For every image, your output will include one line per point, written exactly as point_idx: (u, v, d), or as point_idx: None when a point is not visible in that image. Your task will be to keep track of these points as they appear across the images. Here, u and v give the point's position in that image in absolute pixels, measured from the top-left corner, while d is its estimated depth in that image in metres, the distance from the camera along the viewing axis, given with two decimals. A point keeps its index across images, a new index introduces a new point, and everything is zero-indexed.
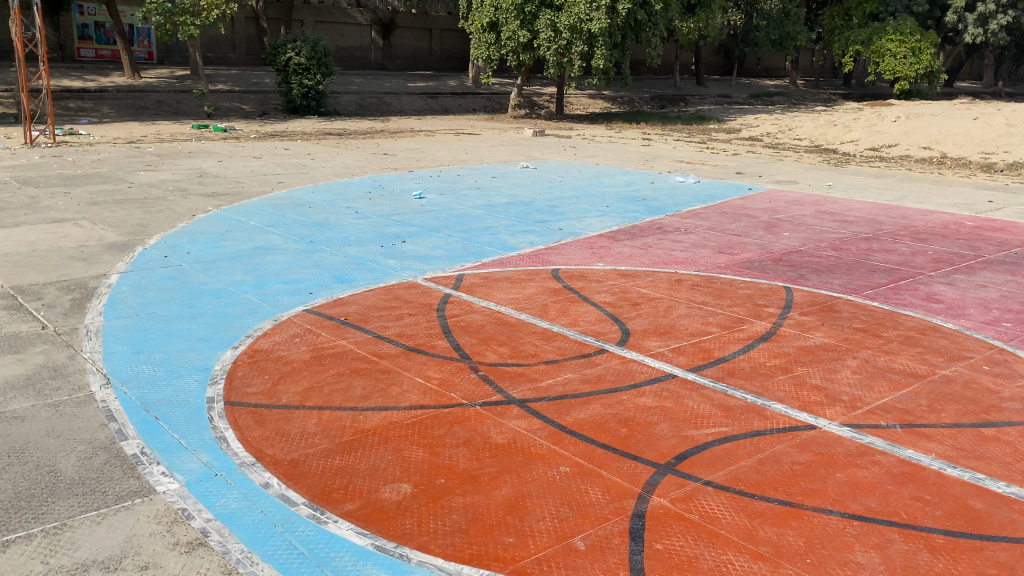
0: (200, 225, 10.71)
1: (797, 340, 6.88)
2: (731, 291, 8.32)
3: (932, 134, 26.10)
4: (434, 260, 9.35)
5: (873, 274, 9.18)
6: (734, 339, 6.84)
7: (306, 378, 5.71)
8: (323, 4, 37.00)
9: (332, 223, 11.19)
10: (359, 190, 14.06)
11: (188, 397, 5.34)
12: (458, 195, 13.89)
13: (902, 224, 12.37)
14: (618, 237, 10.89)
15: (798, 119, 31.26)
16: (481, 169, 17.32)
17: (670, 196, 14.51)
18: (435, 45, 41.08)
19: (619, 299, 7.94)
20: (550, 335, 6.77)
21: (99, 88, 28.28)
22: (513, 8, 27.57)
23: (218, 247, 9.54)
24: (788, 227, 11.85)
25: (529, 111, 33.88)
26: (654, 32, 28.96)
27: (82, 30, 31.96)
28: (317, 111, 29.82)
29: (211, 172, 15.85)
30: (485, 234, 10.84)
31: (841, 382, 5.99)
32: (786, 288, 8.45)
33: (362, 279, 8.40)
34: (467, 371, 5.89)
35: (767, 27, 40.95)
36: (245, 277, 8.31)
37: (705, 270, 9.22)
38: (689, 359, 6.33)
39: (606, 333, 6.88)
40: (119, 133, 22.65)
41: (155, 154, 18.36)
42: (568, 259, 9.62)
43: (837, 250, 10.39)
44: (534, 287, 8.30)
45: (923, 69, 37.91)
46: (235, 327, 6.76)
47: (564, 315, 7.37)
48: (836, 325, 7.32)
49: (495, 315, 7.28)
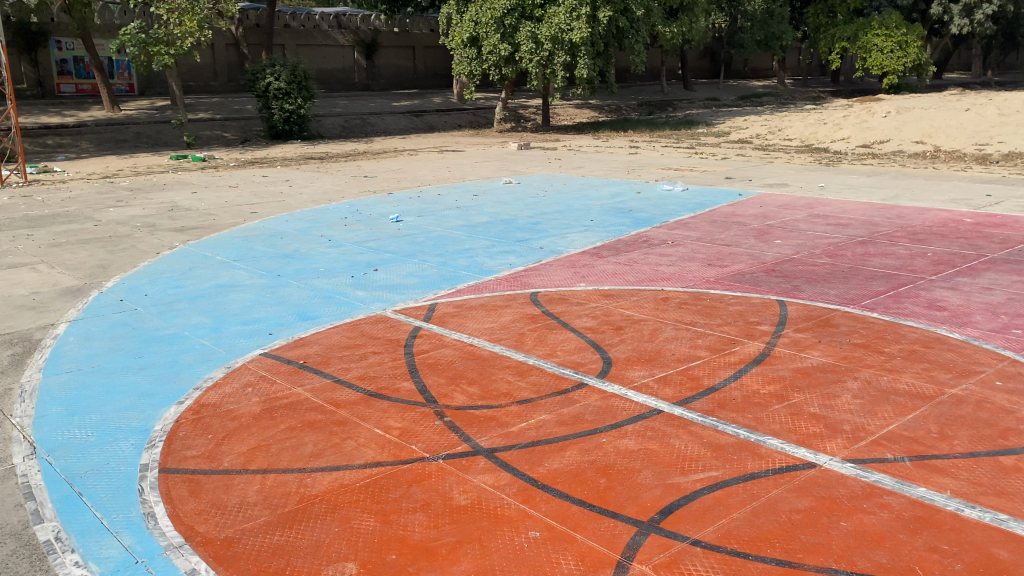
0: (162, 263, 10.21)
1: (793, 362, 6.37)
2: (721, 309, 7.81)
3: (924, 128, 25.70)
4: (406, 288, 8.85)
5: (871, 282, 8.67)
6: (724, 364, 6.33)
7: (254, 436, 5.20)
8: (304, 27, 36.69)
9: (303, 253, 10.69)
10: (335, 216, 13.58)
11: (119, 465, 4.82)
12: (437, 216, 13.40)
13: (898, 224, 11.87)
14: (602, 253, 10.38)
15: (787, 119, 30.87)
16: (463, 187, 16.86)
17: (656, 206, 14.03)
18: (419, 64, 40.80)
19: (601, 323, 7.43)
20: (525, 368, 6.25)
21: (77, 122, 27.85)
22: (493, 21, 27.16)
23: (179, 287, 9.05)
24: (779, 234, 11.36)
25: (515, 124, 33.52)
26: (637, 39, 28.61)
27: (61, 65, 31.60)
28: (300, 136, 29.42)
29: (184, 205, 15.35)
30: (462, 257, 10.34)
31: (842, 408, 5.47)
32: (780, 302, 7.94)
33: (327, 314, 7.90)
34: (431, 418, 5.36)
35: (751, 28, 40.69)
36: (203, 319, 7.81)
37: (693, 285, 8.72)
38: (676, 390, 5.81)
39: (586, 363, 6.37)
40: (95, 168, 22.21)
41: (128, 188, 17.90)
42: (548, 280, 9.12)
43: (833, 256, 9.88)
44: (511, 314, 7.79)
45: (911, 63, 37.58)
46: (184, 378, 6.25)
47: (541, 345, 6.85)
48: (835, 342, 6.81)
49: (467, 349, 6.75)
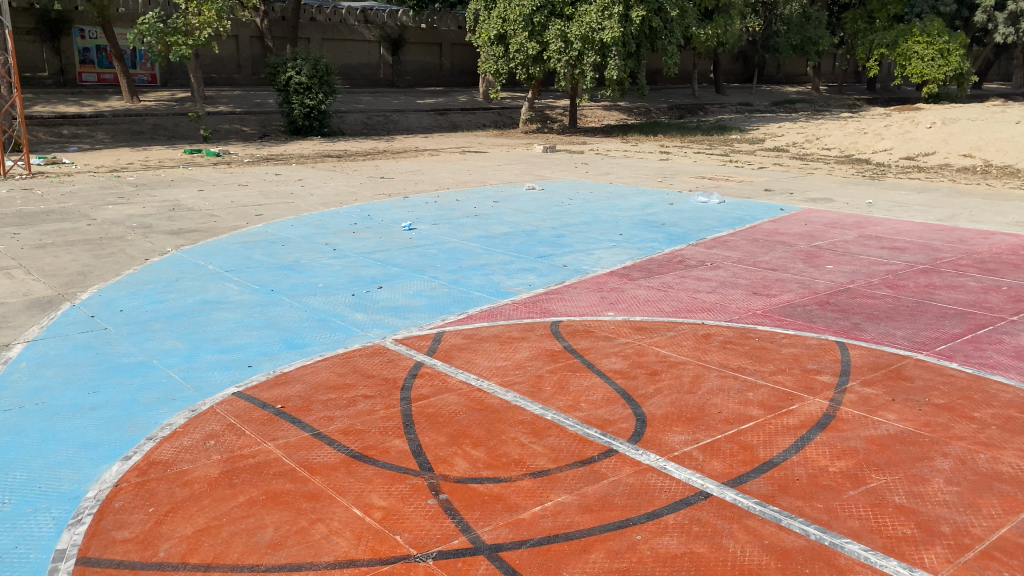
0: (148, 272, 9.31)
1: (866, 427, 5.29)
2: (771, 351, 6.74)
3: (972, 141, 24.35)
4: (411, 311, 7.85)
5: (943, 322, 7.56)
6: (782, 429, 5.26)
7: (205, 510, 4.22)
8: (330, 21, 35.94)
9: (304, 265, 9.74)
10: (344, 221, 12.64)
11: (28, 551, 3.86)
12: (453, 225, 12.40)
13: (961, 250, 10.71)
14: (633, 275, 9.32)
15: (824, 127, 29.58)
16: (483, 193, 15.84)
17: (691, 220, 12.95)
18: (445, 60, 39.87)
19: (633, 366, 6.38)
20: (542, 426, 5.20)
21: (94, 113, 27.17)
22: (521, 19, 26.10)
23: (160, 302, 8.11)
24: (830, 257, 10.25)
25: (541, 125, 32.48)
26: (670, 40, 27.41)
27: (83, 54, 30.93)
28: (320, 132, 28.53)
29: (187, 203, 14.48)
30: (476, 274, 9.33)
31: (935, 500, 4.38)
32: (840, 345, 6.87)
33: (318, 342, 6.90)
34: (424, 494, 4.36)
35: (787, 32, 39.42)
36: (176, 344, 6.85)
37: (737, 319, 7.64)
38: (725, 465, 4.78)
39: (615, 422, 5.32)
40: (105, 161, 21.41)
41: (133, 183, 17.05)
42: (572, 306, 8.07)
43: (893, 287, 8.78)
44: (527, 349, 6.76)
45: (952, 72, 36.11)
46: (138, 423, 5.28)
47: (562, 393, 5.82)
48: (912, 401, 5.72)
49: (475, 395, 5.73)
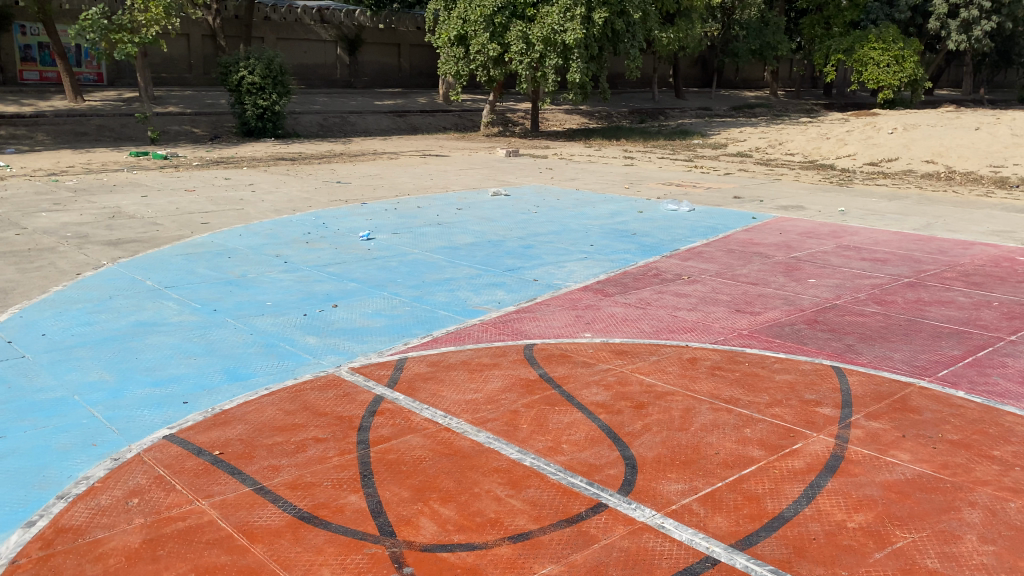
0: (78, 289, 8.48)
1: (880, 470, 4.74)
2: (765, 378, 6.19)
3: (933, 147, 24.34)
4: (369, 334, 7.14)
5: (941, 343, 7.09)
6: (789, 474, 4.69)
7: None
8: (285, 20, 34.97)
9: (251, 280, 8.97)
10: (297, 230, 11.89)
11: None
12: (415, 234, 11.71)
13: (942, 262, 10.32)
14: (608, 291, 8.73)
15: (786, 133, 29.46)
16: (445, 199, 15.14)
17: (662, 229, 12.43)
18: (404, 62, 39.06)
19: (617, 398, 5.77)
20: (520, 475, 4.56)
21: (35, 113, 25.92)
22: (482, 19, 25.43)
23: (89, 324, 7.31)
24: (811, 270, 9.79)
25: (502, 129, 31.92)
26: (633, 43, 27.04)
27: (24, 51, 29.55)
28: (274, 133, 27.56)
29: (128, 211, 13.56)
30: (440, 290, 8.66)
31: (971, 564, 3.83)
32: (837, 371, 6.35)
33: (264, 373, 6.17)
34: (385, 568, 3.70)
35: (746, 37, 39.33)
36: (102, 375, 6.07)
37: (723, 341, 7.09)
38: (731, 521, 4.18)
39: (602, 468, 4.70)
40: (44, 164, 20.29)
41: (71, 189, 16.01)
42: (545, 327, 7.43)
43: (881, 303, 8.32)
44: (499, 378, 6.11)
45: (907, 78, 36.32)
46: (48, 477, 4.52)
47: (541, 431, 5.19)
48: (924, 438, 5.19)
49: (442, 437, 5.06)
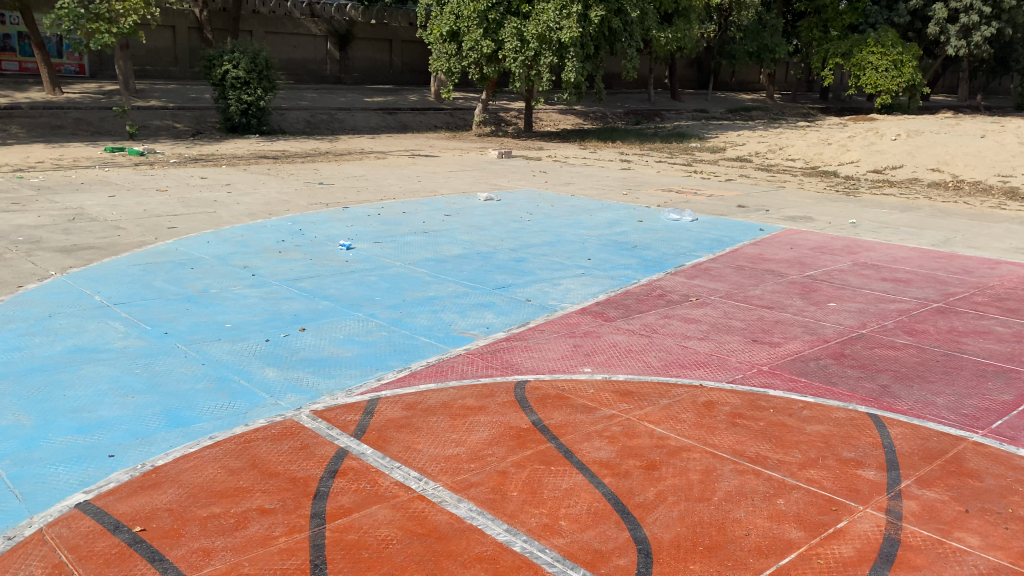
0: (15, 305, 7.56)
1: (947, 562, 3.89)
2: (796, 430, 5.31)
3: (939, 155, 23.55)
4: (339, 366, 6.25)
5: (989, 385, 6.24)
6: (837, 565, 3.84)
7: None
8: (273, 14, 34.03)
9: (212, 297, 8.06)
10: (270, 237, 10.98)
11: None
12: (398, 243, 10.83)
13: (969, 283, 9.50)
14: (609, 315, 7.86)
15: (785, 137, 28.72)
16: (432, 204, 14.26)
17: (664, 241, 11.56)
18: (395, 58, 37.94)
19: (624, 455, 4.89)
20: (507, 569, 3.69)
21: (10, 104, 24.85)
22: (475, 14, 24.48)
23: (17, 349, 6.39)
24: (829, 291, 8.96)
25: (495, 129, 31.06)
26: (631, 43, 26.18)
27: (3, 40, 28.48)
28: (259, 130, 26.55)
29: (91, 212, 12.62)
30: (422, 311, 7.78)
31: None
32: (878, 423, 5.47)
33: (211, 417, 5.26)
34: None
35: (743, 39, 38.49)
36: (18, 419, 5.15)
37: (741, 380, 6.22)
38: None
39: (609, 556, 3.83)
40: (13, 159, 19.28)
41: (35, 187, 15.02)
42: (539, 360, 6.54)
43: (913, 333, 7.47)
44: (486, 428, 5.22)
45: (905, 83, 35.51)
46: None
47: (534, 502, 4.30)
48: (992, 514, 4.34)
49: (414, 510, 4.17)
